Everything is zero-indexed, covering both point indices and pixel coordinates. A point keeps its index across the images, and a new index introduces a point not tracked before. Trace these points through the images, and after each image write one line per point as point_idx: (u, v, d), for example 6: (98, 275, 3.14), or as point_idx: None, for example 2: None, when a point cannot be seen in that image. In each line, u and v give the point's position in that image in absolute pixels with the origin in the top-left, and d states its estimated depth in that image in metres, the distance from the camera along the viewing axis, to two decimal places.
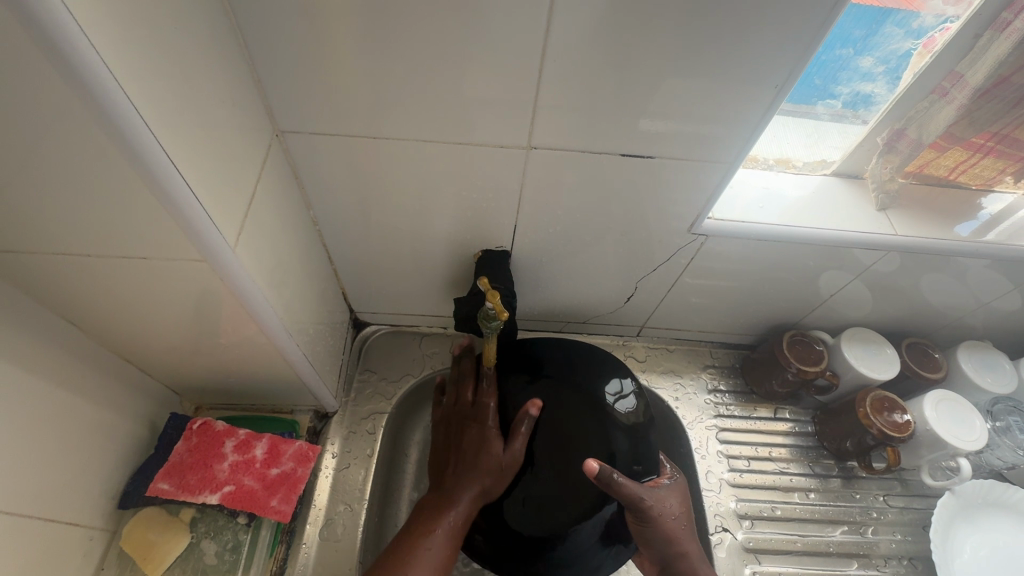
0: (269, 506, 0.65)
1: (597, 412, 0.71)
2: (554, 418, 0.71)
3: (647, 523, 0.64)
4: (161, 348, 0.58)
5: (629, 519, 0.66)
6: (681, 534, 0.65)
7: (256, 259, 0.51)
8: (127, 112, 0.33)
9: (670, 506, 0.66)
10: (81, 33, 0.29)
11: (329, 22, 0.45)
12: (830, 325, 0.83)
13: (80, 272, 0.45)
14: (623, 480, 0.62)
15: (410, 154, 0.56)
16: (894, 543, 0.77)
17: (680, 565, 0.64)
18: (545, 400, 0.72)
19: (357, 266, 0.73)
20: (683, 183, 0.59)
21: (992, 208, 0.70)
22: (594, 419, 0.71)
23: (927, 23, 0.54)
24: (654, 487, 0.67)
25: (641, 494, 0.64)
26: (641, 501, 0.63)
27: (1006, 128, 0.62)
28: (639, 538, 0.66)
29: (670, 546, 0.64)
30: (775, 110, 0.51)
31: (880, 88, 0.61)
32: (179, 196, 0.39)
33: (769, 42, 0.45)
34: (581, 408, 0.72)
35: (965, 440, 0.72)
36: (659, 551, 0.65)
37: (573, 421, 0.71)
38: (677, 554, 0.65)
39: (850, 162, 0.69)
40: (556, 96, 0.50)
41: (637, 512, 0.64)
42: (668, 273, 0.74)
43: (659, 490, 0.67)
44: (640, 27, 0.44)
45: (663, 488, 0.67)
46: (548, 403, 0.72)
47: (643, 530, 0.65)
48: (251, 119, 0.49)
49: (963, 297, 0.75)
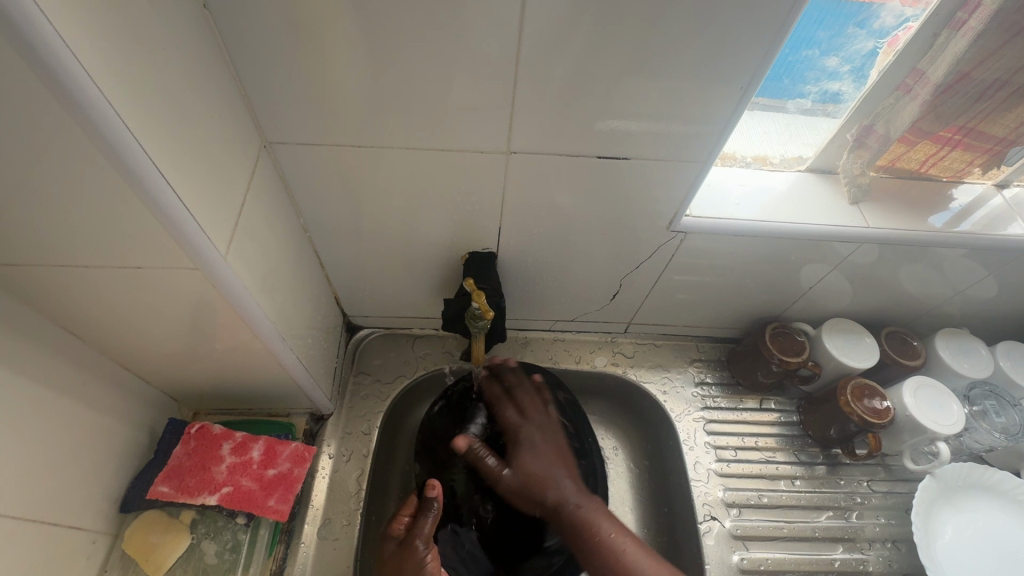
0: (267, 506, 0.67)
1: None
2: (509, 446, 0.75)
3: (526, 477, 0.68)
4: (157, 355, 0.60)
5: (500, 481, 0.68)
6: (557, 468, 0.69)
7: (248, 265, 0.52)
8: (123, 133, 0.35)
9: (533, 447, 0.70)
10: (76, 62, 0.32)
11: (311, 35, 0.46)
12: (812, 316, 0.86)
13: (75, 283, 0.47)
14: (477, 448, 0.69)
15: (396, 161, 0.58)
16: (878, 527, 0.79)
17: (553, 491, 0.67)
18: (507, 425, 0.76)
19: (349, 270, 0.75)
20: (660, 181, 0.61)
21: (963, 199, 0.73)
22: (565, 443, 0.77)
23: (888, 23, 0.57)
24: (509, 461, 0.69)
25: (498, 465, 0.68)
26: (504, 475, 0.68)
27: (972, 122, 0.64)
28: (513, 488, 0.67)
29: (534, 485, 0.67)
30: (744, 108, 0.53)
31: (847, 86, 0.64)
32: (173, 208, 0.41)
33: (732, 45, 0.47)
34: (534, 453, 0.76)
35: (943, 424, 0.75)
36: (531, 496, 0.67)
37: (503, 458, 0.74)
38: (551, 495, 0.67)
39: (824, 158, 0.71)
40: (534, 102, 0.52)
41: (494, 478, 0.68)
42: (651, 270, 0.76)
43: (518, 457, 0.69)
44: (609, 33, 0.46)
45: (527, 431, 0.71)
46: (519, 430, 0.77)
47: (532, 509, 0.67)
48: (239, 131, 0.50)
49: (940, 285, 0.78)
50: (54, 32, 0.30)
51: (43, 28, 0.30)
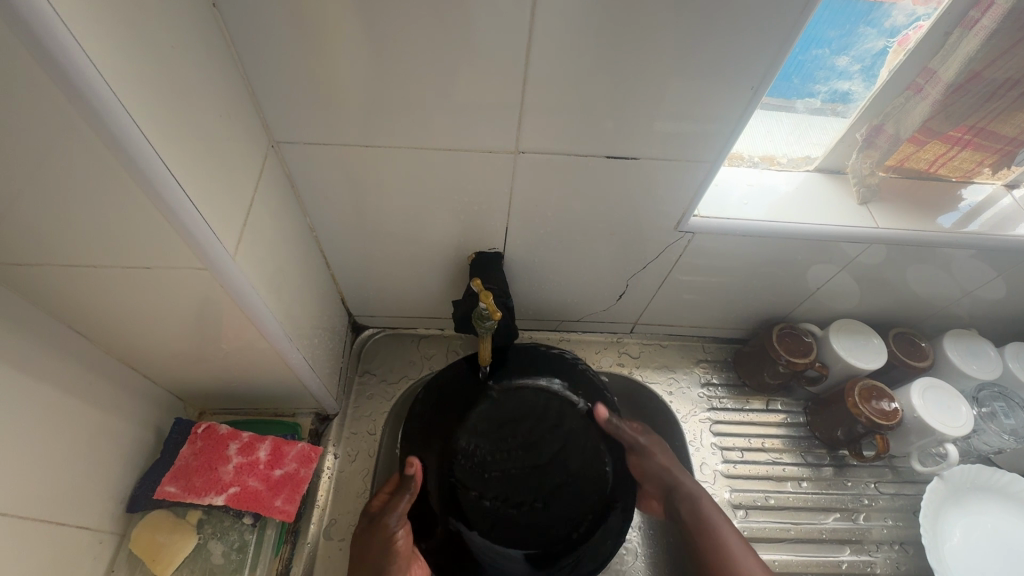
0: (274, 506, 0.67)
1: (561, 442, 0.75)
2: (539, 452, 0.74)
3: (654, 456, 0.73)
4: (164, 355, 0.60)
5: (628, 460, 0.74)
6: (671, 460, 0.73)
7: (255, 265, 0.52)
8: (134, 132, 0.35)
9: (662, 444, 0.75)
10: (88, 62, 0.32)
11: (319, 35, 0.46)
12: (819, 317, 0.85)
13: (83, 283, 0.47)
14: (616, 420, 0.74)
15: (402, 161, 0.58)
16: (885, 529, 0.79)
17: (681, 491, 0.70)
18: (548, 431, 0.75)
19: (355, 270, 0.75)
20: (668, 182, 0.61)
21: (973, 199, 0.72)
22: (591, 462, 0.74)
23: (899, 22, 0.57)
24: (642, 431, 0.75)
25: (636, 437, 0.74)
26: (639, 449, 0.74)
27: (983, 121, 0.63)
28: (637, 469, 0.74)
29: (665, 474, 0.72)
30: (754, 107, 0.53)
31: (857, 86, 0.63)
32: (182, 207, 0.41)
33: (741, 45, 0.47)
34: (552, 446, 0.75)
35: (952, 426, 0.74)
36: (658, 480, 0.73)
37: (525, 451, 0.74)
38: (673, 484, 0.71)
39: (832, 158, 0.70)
40: (541, 102, 0.52)
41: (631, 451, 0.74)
42: (658, 270, 0.75)
43: (647, 435, 0.75)
44: (618, 32, 0.46)
45: (652, 458, 0.73)
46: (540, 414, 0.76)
47: (653, 486, 0.73)
48: (247, 131, 0.50)
49: (948, 286, 0.77)
50: (66, 31, 0.30)
51: (56, 27, 0.30)
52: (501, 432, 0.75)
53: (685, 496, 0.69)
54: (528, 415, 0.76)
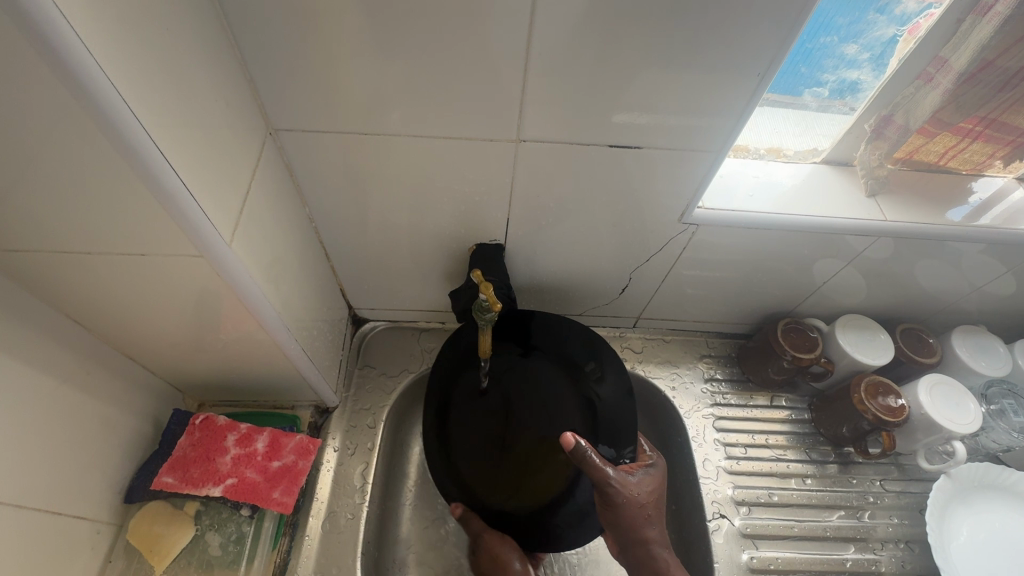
0: (272, 498, 0.66)
1: (569, 401, 0.76)
2: (558, 417, 0.74)
3: (629, 509, 0.64)
4: (162, 344, 0.59)
5: (596, 500, 0.66)
6: (649, 512, 0.65)
7: (252, 254, 0.52)
8: (129, 119, 0.35)
9: (639, 490, 0.65)
10: (83, 47, 0.31)
11: (317, 20, 0.45)
12: (824, 312, 0.84)
13: (78, 270, 0.46)
14: (593, 460, 0.61)
15: (403, 150, 0.57)
16: (891, 527, 0.78)
17: (640, 549, 0.65)
18: (564, 397, 0.76)
19: (355, 261, 0.74)
20: (672, 172, 0.60)
21: (983, 193, 0.71)
22: (608, 421, 0.74)
23: (910, 9, 0.55)
24: (625, 472, 0.65)
25: (607, 477, 0.63)
26: (615, 498, 0.63)
27: (995, 112, 0.62)
28: (604, 520, 0.66)
29: (630, 532, 0.64)
30: (761, 95, 0.51)
31: (865, 75, 0.62)
32: (178, 195, 0.40)
33: (749, 33, 0.46)
34: (566, 402, 0.76)
35: (960, 423, 0.73)
36: (620, 534, 0.65)
37: (545, 408, 0.75)
38: (637, 539, 0.65)
39: (839, 150, 0.69)
40: (543, 90, 0.51)
41: (601, 494, 0.63)
42: (662, 263, 0.74)
43: (630, 476, 0.65)
44: (623, 18, 0.45)
45: (619, 510, 0.64)
46: (546, 383, 0.77)
47: (615, 538, 0.66)
48: (244, 118, 0.50)
49: (957, 282, 0.76)
50: (61, 16, 0.29)
51: (50, 11, 0.29)
52: (516, 393, 0.76)
53: (646, 564, 0.64)
54: (538, 380, 0.77)
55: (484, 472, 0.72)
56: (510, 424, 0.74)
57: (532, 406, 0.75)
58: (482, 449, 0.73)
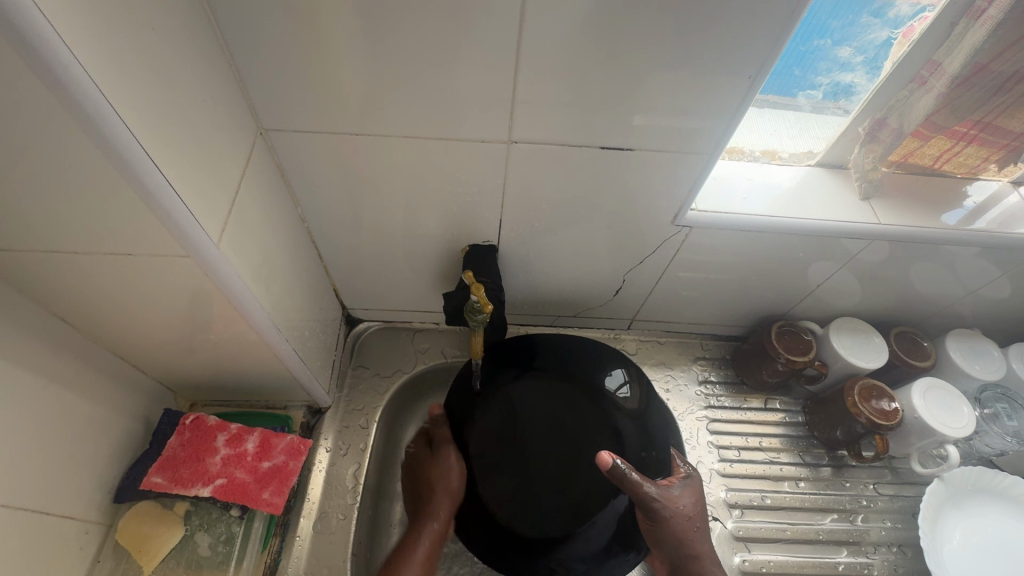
0: (261, 498, 0.66)
1: (595, 426, 0.76)
2: (582, 442, 0.75)
3: (675, 524, 0.65)
4: (152, 344, 0.59)
5: (642, 518, 0.67)
6: (694, 526, 0.67)
7: (242, 255, 0.51)
8: (113, 120, 0.35)
9: (684, 502, 0.67)
10: (66, 49, 0.31)
11: (306, 20, 0.45)
12: (819, 315, 0.84)
13: (65, 270, 0.46)
14: (634, 476, 0.64)
15: (394, 151, 0.57)
16: (884, 530, 0.78)
17: (693, 566, 0.66)
18: (589, 421, 0.76)
19: (348, 261, 0.74)
20: (664, 174, 0.60)
21: (978, 196, 0.71)
22: (633, 447, 0.74)
23: (903, 12, 0.55)
24: (667, 485, 0.68)
25: (650, 491, 0.65)
26: (660, 514, 0.65)
27: (989, 116, 0.62)
28: (650, 537, 0.67)
29: (681, 548, 0.66)
30: (752, 97, 0.51)
31: (860, 78, 0.62)
32: (165, 196, 0.40)
33: (739, 35, 0.46)
34: (590, 427, 0.76)
35: (954, 427, 0.73)
36: (670, 551, 0.67)
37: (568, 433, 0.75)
38: (689, 555, 0.66)
39: (834, 153, 0.69)
40: (534, 92, 0.51)
41: (646, 511, 0.65)
42: (656, 265, 0.74)
43: (672, 489, 0.67)
44: (613, 21, 0.45)
45: (667, 525, 0.65)
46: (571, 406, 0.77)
47: (665, 556, 0.67)
48: (234, 118, 0.49)
49: (951, 285, 0.76)
50: (44, 18, 0.29)
51: (32, 13, 0.29)
52: (539, 416, 0.76)
53: None
54: (562, 402, 0.77)
55: (507, 497, 0.72)
56: (533, 448, 0.74)
57: (549, 433, 0.75)
58: (505, 473, 0.73)
